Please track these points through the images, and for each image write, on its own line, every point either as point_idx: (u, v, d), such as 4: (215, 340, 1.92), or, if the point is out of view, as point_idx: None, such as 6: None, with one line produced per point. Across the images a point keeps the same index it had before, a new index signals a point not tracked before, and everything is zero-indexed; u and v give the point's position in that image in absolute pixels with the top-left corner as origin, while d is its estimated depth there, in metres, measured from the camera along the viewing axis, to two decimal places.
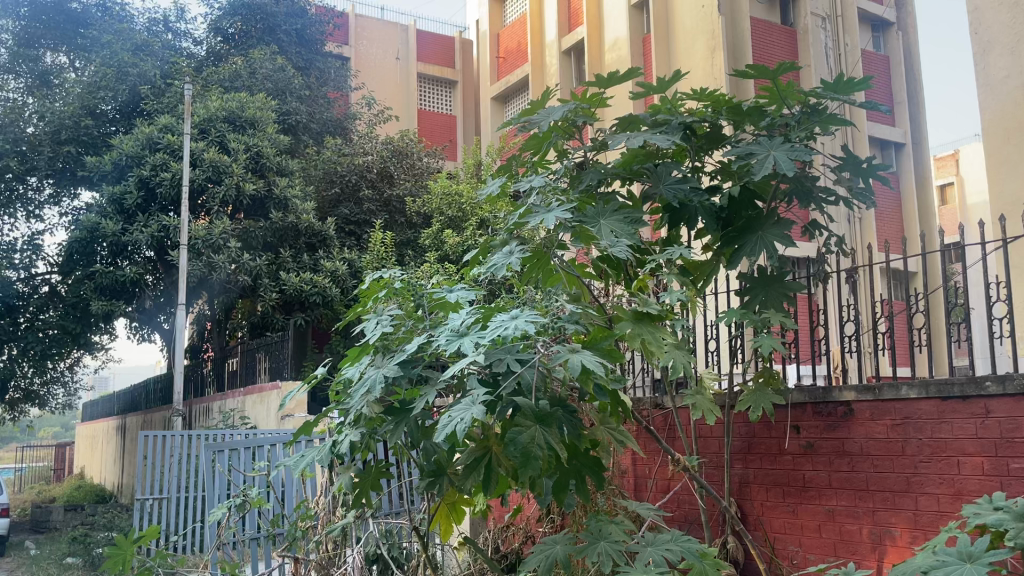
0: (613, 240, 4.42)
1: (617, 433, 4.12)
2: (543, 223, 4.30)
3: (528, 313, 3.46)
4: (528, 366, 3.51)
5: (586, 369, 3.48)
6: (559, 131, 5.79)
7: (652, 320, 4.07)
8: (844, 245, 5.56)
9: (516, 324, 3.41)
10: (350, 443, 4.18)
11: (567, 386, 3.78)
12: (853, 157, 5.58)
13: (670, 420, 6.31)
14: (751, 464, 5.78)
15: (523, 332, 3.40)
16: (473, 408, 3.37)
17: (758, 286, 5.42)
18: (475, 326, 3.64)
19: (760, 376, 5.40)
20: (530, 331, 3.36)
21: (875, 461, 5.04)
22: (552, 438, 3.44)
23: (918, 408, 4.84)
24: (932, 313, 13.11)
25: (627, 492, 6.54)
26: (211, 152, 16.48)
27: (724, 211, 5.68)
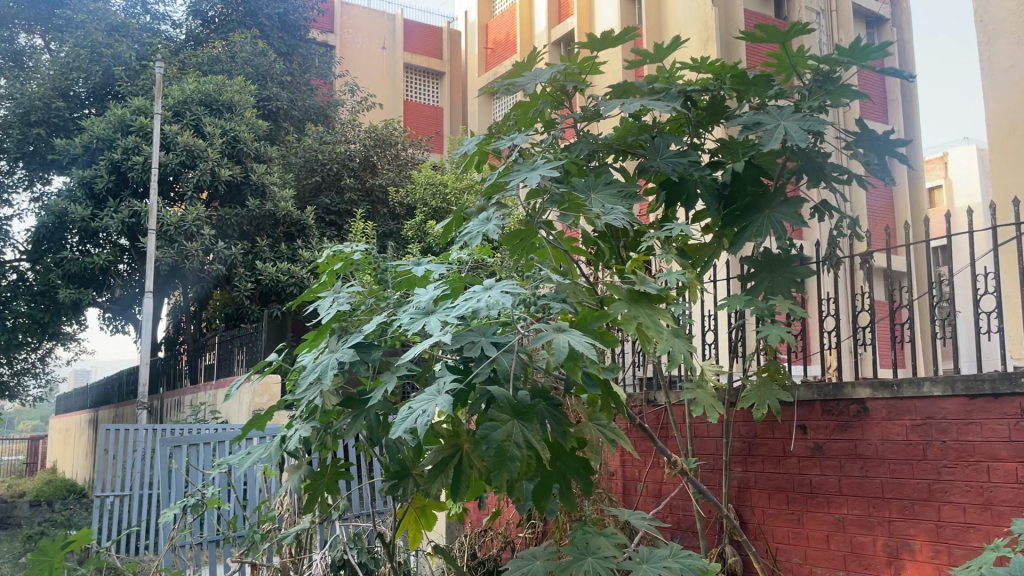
0: (606, 210, 3.89)
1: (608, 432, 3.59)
2: (525, 184, 3.70)
3: (506, 286, 2.93)
4: (506, 351, 2.99)
5: (573, 354, 2.95)
6: (547, 97, 5.26)
7: (651, 302, 3.52)
8: (858, 228, 5.05)
9: (491, 299, 2.88)
10: (301, 439, 3.62)
11: (551, 376, 3.25)
12: (869, 131, 5.08)
13: (664, 418, 5.80)
14: (751, 468, 5.27)
15: (499, 309, 2.86)
16: (438, 398, 2.82)
17: (764, 271, 4.90)
18: (443, 303, 3.10)
19: (764, 370, 4.88)
20: (507, 307, 2.82)
21: (891, 465, 4.53)
22: (534, 435, 2.89)
23: (943, 407, 4.34)
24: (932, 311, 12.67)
25: (616, 496, 6.03)
26: (185, 135, 15.84)
27: (726, 189, 5.15)
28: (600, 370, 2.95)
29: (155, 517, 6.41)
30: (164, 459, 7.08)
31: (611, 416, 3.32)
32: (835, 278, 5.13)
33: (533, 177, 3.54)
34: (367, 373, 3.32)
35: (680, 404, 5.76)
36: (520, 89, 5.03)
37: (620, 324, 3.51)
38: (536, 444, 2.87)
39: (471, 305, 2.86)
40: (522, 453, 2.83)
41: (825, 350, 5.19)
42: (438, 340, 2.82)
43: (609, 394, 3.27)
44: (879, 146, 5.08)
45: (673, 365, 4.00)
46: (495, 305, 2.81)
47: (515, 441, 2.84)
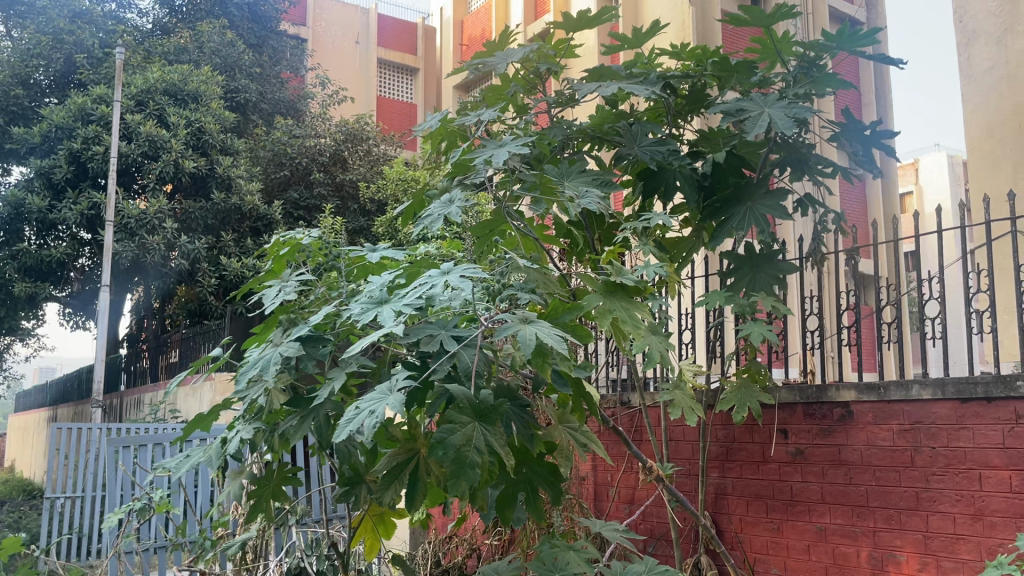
0: (580, 193, 3.58)
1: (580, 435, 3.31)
2: (493, 161, 3.35)
3: (466, 271, 2.63)
4: (468, 346, 2.69)
5: (542, 350, 2.65)
6: (519, 79, 4.96)
7: (628, 294, 3.22)
8: (843, 223, 4.82)
9: (450, 287, 2.57)
10: (242, 442, 3.29)
11: (518, 374, 2.95)
12: (855, 121, 4.83)
13: (638, 421, 5.54)
14: (729, 473, 5.02)
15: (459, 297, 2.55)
16: (388, 397, 2.47)
17: (746, 266, 4.63)
18: (398, 291, 2.80)
19: (744, 370, 4.61)
20: (467, 294, 2.51)
21: (877, 472, 4.30)
22: (497, 439, 2.58)
23: (933, 411, 4.10)
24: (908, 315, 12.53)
25: (586, 503, 5.76)
26: (148, 125, 15.35)
27: (707, 181, 4.89)
28: (573, 368, 2.65)
29: (100, 521, 6.05)
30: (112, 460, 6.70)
31: (583, 419, 3.02)
32: (819, 274, 4.88)
33: (500, 155, 3.22)
34: (312, 372, 3.00)
35: (655, 406, 5.49)
36: (490, 69, 4.72)
37: (594, 318, 3.22)
38: (500, 449, 2.56)
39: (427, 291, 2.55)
40: (483, 460, 2.52)
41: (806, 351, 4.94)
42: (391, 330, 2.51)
43: (581, 394, 2.98)
44: (866, 138, 4.84)
45: (650, 365, 3.72)
46: (454, 289, 2.51)
47: (475, 447, 2.52)
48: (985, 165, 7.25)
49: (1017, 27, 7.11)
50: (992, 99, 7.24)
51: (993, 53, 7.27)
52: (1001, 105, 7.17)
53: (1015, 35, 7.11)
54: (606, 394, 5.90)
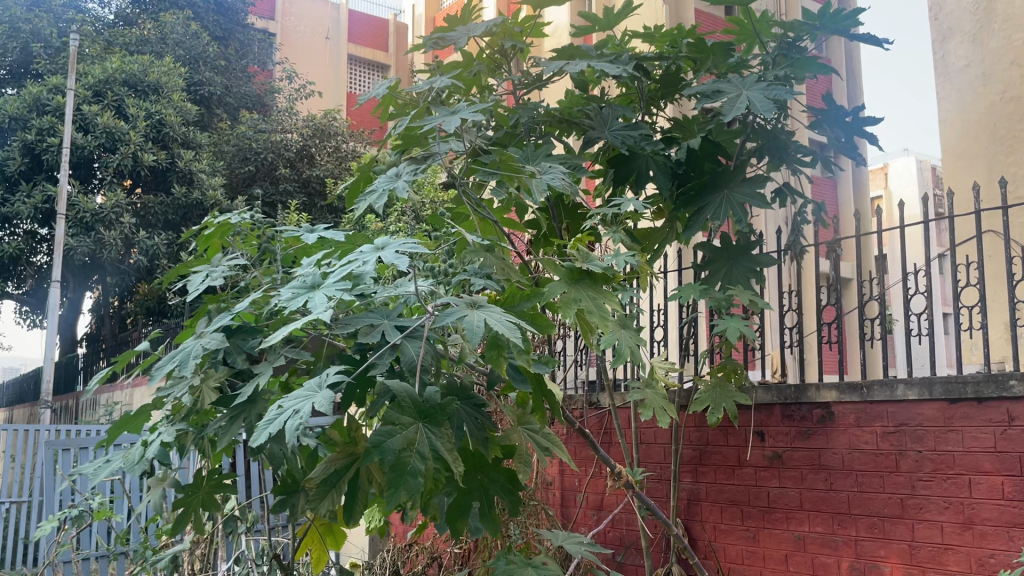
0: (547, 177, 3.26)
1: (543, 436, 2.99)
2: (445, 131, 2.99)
3: (403, 245, 2.30)
4: (412, 337, 2.38)
5: (495, 341, 2.34)
6: (482, 57, 4.64)
7: (594, 282, 2.91)
8: (824, 213, 4.56)
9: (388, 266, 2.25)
10: (163, 447, 2.93)
11: (472, 370, 2.64)
12: (837, 107, 4.57)
13: (607, 423, 5.25)
14: (703, 478, 4.74)
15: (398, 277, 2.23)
16: (316, 394, 2.12)
17: (722, 258, 4.36)
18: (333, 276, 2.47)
19: (719, 368, 4.33)
20: (406, 273, 2.19)
21: (859, 478, 4.04)
22: (444, 442, 2.24)
23: (919, 413, 3.84)
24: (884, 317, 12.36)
25: (553, 508, 5.47)
26: (105, 117, 14.83)
27: (680, 167, 4.59)
28: (530, 361, 2.34)
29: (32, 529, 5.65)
30: (49, 464, 6.28)
31: (544, 418, 2.69)
32: (797, 268, 4.62)
33: (453, 126, 2.89)
34: (239, 367, 2.66)
35: (625, 408, 5.20)
36: (451, 45, 4.39)
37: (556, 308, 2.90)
38: (447, 453, 2.23)
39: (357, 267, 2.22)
40: (427, 467, 2.18)
41: (784, 350, 4.67)
42: (318, 315, 2.19)
43: (541, 391, 2.66)
44: (847, 125, 4.57)
45: (618, 361, 3.43)
46: (390, 265, 2.20)
47: (418, 451, 2.17)
48: (962, 165, 7.04)
49: (995, 23, 6.90)
50: (969, 96, 7.03)
51: (971, 49, 7.06)
52: (978, 102, 6.96)
53: (993, 31, 6.90)
54: (574, 395, 5.60)
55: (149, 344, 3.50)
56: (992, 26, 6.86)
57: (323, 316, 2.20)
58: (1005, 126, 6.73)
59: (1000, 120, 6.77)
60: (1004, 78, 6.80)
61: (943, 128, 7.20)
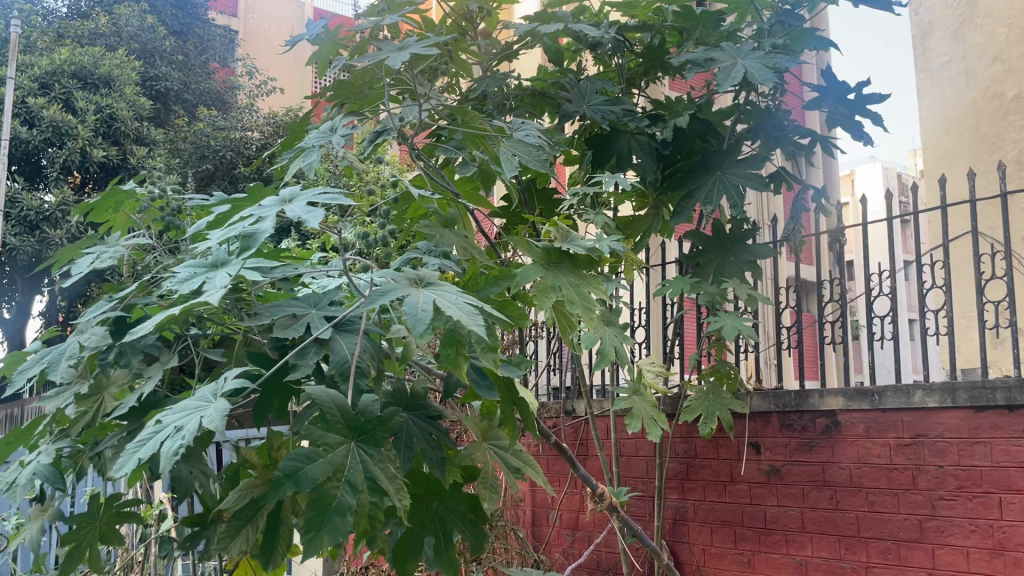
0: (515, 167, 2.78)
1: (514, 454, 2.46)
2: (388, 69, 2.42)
3: (320, 195, 1.77)
4: (345, 332, 1.86)
5: (451, 335, 1.81)
6: (445, 23, 4.09)
7: (575, 267, 2.39)
8: (824, 200, 4.10)
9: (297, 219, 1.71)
10: (38, 473, 2.33)
11: (424, 374, 2.11)
12: (838, 83, 4.11)
13: (584, 433, 4.77)
14: (690, 495, 4.25)
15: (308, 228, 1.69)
16: (209, 406, 1.57)
17: (715, 247, 3.89)
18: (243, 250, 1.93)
19: (710, 372, 3.84)
20: (317, 222, 1.65)
21: (869, 496, 3.57)
22: (384, 465, 1.70)
23: (940, 423, 3.38)
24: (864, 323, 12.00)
25: (523, 528, 4.97)
26: (50, 110, 13.95)
27: (667, 148, 4.09)
28: (500, 366, 1.82)
29: None
30: None
31: (513, 431, 2.18)
32: (795, 261, 4.15)
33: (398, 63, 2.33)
34: (133, 369, 2.11)
35: (604, 416, 4.72)
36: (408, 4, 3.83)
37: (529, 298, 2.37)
38: (386, 481, 1.69)
39: (255, 227, 1.69)
40: (358, 501, 1.63)
41: (780, 352, 4.20)
42: (208, 297, 1.66)
43: (510, 398, 2.16)
44: (848, 104, 4.12)
45: (600, 363, 2.92)
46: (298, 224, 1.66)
47: (347, 480, 1.62)
48: (943, 165, 6.62)
49: (977, 17, 6.46)
50: (950, 94, 6.60)
51: (952, 43, 6.63)
52: (959, 100, 6.53)
53: (975, 25, 6.47)
54: (546, 402, 5.11)
55: (38, 345, 2.85)
56: (974, 20, 6.43)
57: (215, 297, 1.67)
58: (990, 124, 6.33)
59: (984, 117, 6.36)
60: (987, 74, 6.38)
61: (923, 126, 6.77)
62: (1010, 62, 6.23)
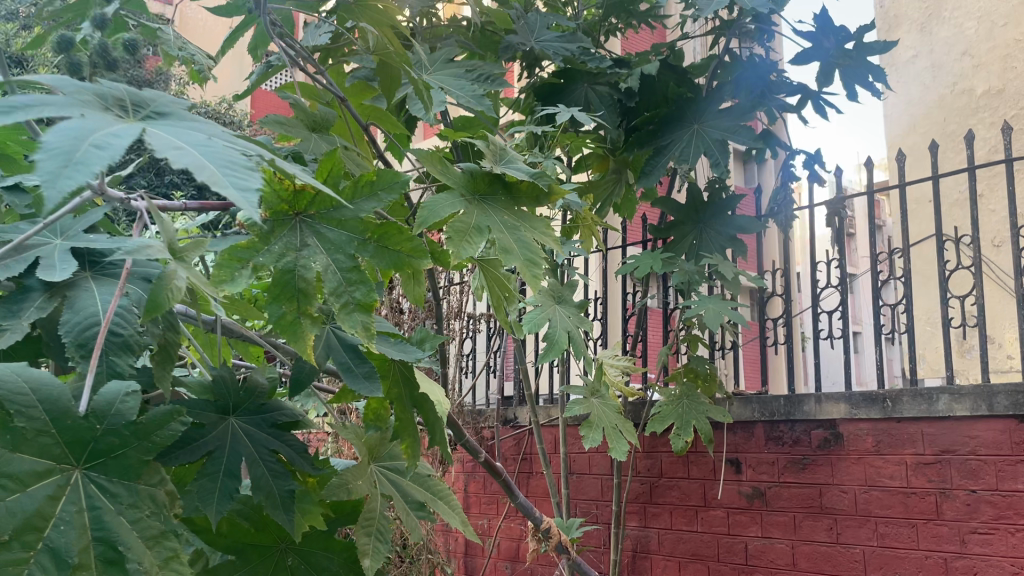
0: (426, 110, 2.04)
1: (435, 487, 1.65)
2: None
3: None
4: (87, 288, 1.05)
5: (290, 278, 1.04)
6: None
7: (517, 195, 1.56)
8: (817, 167, 3.41)
9: None
10: None
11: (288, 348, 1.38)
12: (838, 28, 3.32)
13: (527, 446, 4.01)
14: (653, 523, 3.51)
15: None
16: None
17: (689, 218, 3.18)
18: None
19: (683, 373, 3.09)
20: None
21: (879, 527, 2.87)
22: (135, 515, 0.91)
23: (972, 438, 2.69)
24: (826, 345, 11.40)
25: (454, 559, 4.20)
26: None
27: (632, 100, 3.33)
28: (375, 341, 1.05)
29: None
30: None
31: (411, 448, 1.42)
32: (783, 240, 3.45)
33: None
34: None
35: (551, 426, 3.98)
36: None
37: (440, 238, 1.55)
38: (138, 547, 0.90)
39: None
40: None
41: (762, 348, 3.49)
42: None
43: (404, 390, 1.44)
44: (843, 58, 3.38)
45: (550, 354, 2.17)
46: None
47: (46, 548, 0.82)
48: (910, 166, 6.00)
49: (946, 10, 5.85)
50: (915, 91, 5.97)
51: (919, 38, 6.03)
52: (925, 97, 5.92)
53: (941, 18, 5.89)
54: (483, 411, 4.33)
55: None
56: (941, 12, 5.84)
57: None
58: (955, 124, 5.70)
59: (950, 115, 5.75)
60: (955, 69, 5.78)
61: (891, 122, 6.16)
62: (980, 57, 5.64)
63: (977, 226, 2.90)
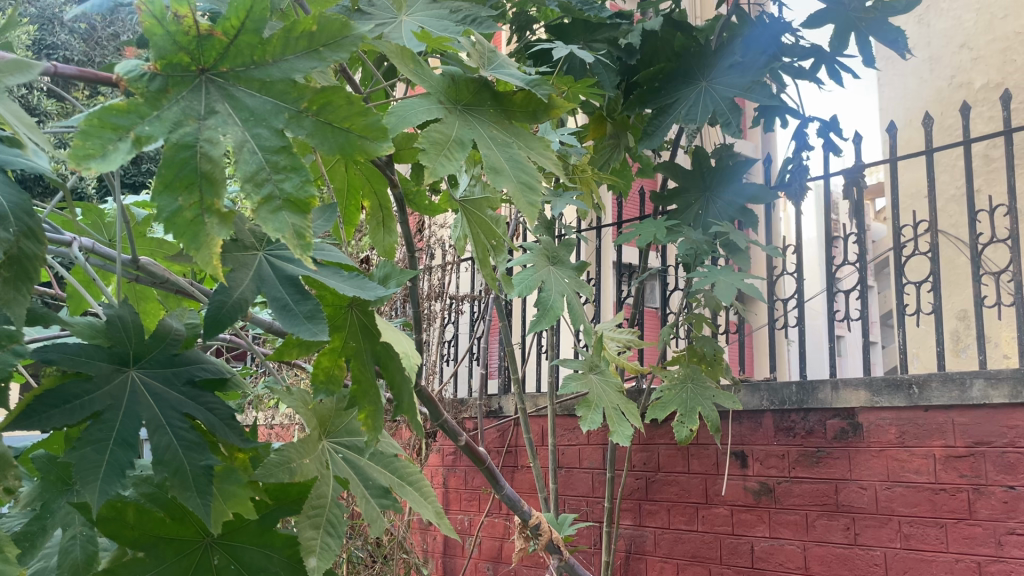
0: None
1: (406, 468, 1.34)
2: None
3: None
4: None
5: (191, 160, 0.74)
6: None
7: (507, 109, 1.26)
8: (832, 136, 3.13)
9: None
10: None
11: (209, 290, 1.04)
12: None
13: (512, 438, 3.71)
14: (649, 522, 3.22)
15: None
16: None
17: (694, 185, 2.89)
18: None
19: (689, 355, 2.80)
20: None
21: (902, 527, 2.58)
22: None
23: (1010, 428, 2.40)
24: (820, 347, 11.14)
25: (432, 559, 3.90)
26: None
27: (633, 59, 3.01)
28: (311, 252, 0.73)
29: None
30: None
31: (371, 419, 1.11)
32: (795, 214, 3.16)
33: None
34: None
35: (539, 417, 3.68)
36: None
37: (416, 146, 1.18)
38: None
39: None
40: None
41: (770, 333, 3.20)
42: None
43: (366, 338, 1.13)
44: (864, 15, 3.00)
45: (545, 320, 1.87)
46: None
47: None
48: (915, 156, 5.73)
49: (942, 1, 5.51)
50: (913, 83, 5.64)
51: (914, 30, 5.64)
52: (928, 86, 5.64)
53: (940, 9, 5.50)
54: (466, 399, 4.04)
55: None
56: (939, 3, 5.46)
57: None
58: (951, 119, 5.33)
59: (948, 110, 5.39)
60: (953, 63, 5.40)
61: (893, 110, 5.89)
62: (979, 50, 5.27)
63: (1014, 196, 2.60)
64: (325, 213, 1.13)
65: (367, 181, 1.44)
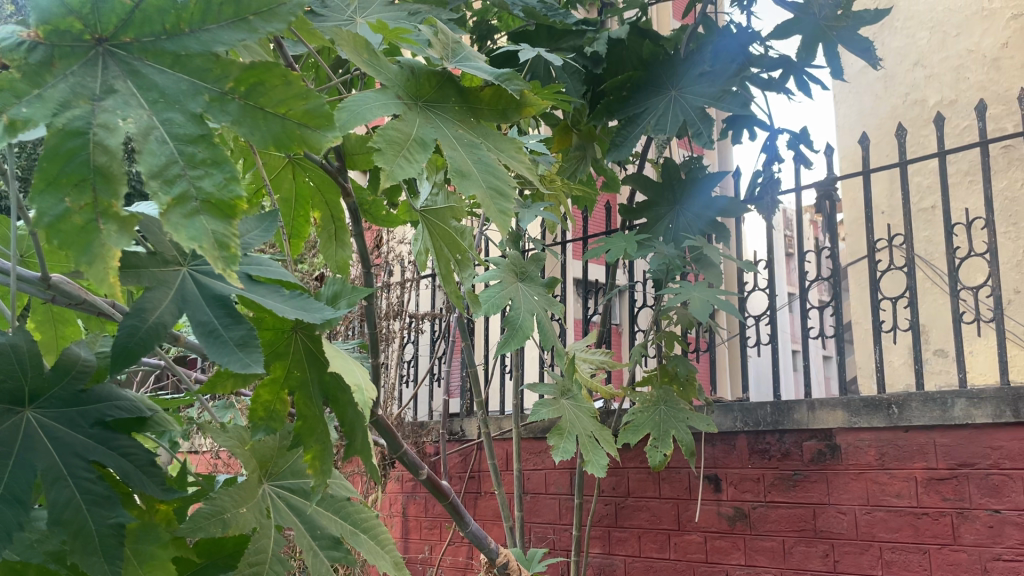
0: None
1: (360, 512, 1.19)
2: None
3: None
4: None
5: (78, 149, 0.58)
6: None
7: (472, 104, 1.12)
8: (801, 148, 3.05)
9: None
10: None
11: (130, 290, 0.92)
12: None
13: (474, 463, 3.56)
14: (619, 550, 3.08)
15: None
16: None
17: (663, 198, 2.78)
18: None
19: (661, 375, 2.68)
20: None
21: (883, 554, 2.48)
22: None
23: (994, 449, 2.32)
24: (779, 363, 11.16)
25: None
26: None
27: (599, 67, 2.89)
28: (236, 265, 0.58)
29: None
30: None
31: (318, 460, 0.96)
32: (766, 228, 3.07)
33: None
34: None
35: (503, 441, 3.54)
36: None
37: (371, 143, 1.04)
38: None
39: None
40: None
41: (741, 350, 3.10)
42: None
43: (314, 365, 0.98)
44: (834, 24, 2.84)
45: (513, 340, 1.73)
46: None
47: None
48: None
49: (897, 21, 5.51)
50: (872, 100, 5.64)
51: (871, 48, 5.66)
52: None
53: (895, 28, 5.52)
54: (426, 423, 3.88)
55: None
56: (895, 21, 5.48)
57: None
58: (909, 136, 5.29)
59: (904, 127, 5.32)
60: (907, 80, 5.37)
61: None
62: (932, 67, 5.24)
63: (991, 209, 2.52)
64: (264, 221, 0.97)
65: (319, 190, 1.29)
